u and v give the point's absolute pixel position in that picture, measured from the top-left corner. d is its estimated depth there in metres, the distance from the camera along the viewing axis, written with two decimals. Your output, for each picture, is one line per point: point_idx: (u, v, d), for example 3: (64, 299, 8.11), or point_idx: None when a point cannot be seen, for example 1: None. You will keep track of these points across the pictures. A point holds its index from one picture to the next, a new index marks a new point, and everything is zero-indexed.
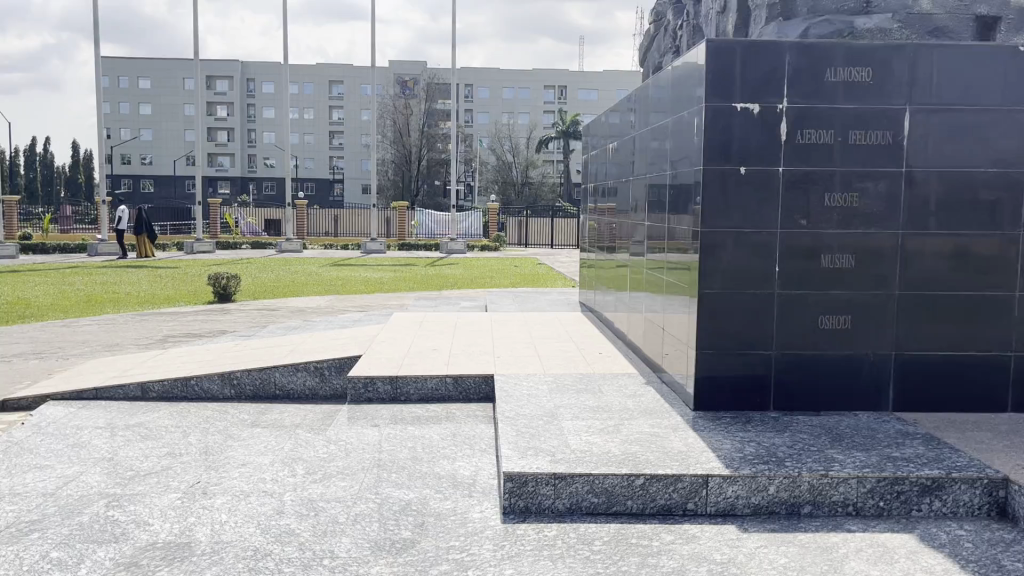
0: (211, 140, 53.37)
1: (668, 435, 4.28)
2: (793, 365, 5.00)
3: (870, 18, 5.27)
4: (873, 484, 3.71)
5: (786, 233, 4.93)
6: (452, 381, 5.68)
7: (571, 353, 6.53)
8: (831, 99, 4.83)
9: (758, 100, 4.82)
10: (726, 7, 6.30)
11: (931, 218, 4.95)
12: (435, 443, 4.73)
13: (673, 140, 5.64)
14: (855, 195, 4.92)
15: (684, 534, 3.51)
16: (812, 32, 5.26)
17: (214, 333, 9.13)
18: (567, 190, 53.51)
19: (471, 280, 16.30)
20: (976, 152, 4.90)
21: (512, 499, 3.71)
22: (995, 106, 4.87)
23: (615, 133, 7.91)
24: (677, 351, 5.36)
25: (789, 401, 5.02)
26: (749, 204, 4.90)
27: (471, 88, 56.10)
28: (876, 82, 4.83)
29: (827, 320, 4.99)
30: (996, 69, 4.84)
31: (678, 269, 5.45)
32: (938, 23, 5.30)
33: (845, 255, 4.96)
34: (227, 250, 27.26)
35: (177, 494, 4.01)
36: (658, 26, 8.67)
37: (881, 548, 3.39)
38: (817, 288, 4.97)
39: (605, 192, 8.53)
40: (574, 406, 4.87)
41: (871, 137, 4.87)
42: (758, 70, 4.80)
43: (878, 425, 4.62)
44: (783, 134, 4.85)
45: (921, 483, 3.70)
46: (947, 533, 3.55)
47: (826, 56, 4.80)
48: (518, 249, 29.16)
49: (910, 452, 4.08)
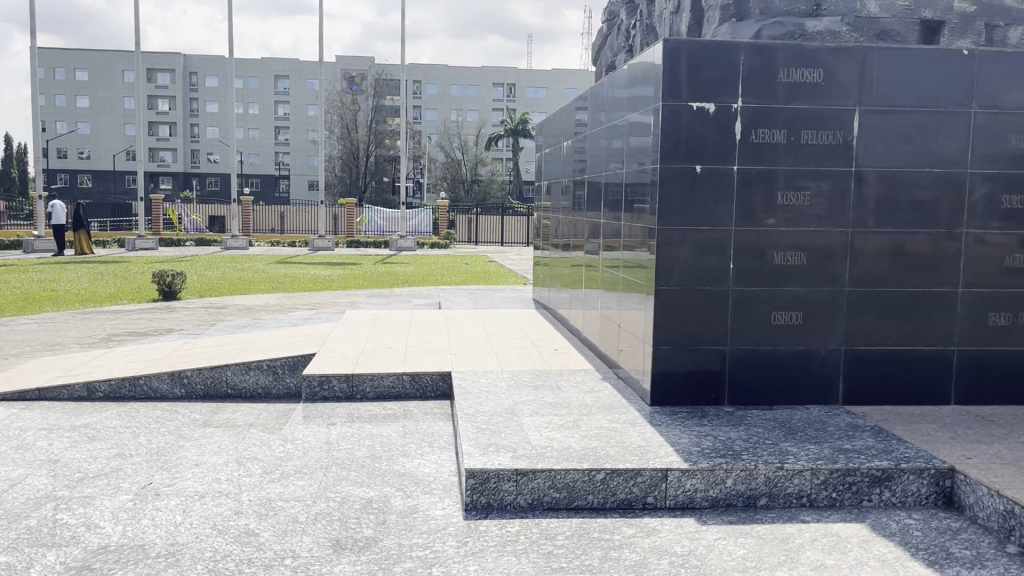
0: (152, 135, 52.09)
1: (627, 430, 4.33)
2: (747, 360, 5.09)
3: (820, 20, 5.40)
4: (826, 475, 3.80)
5: (739, 231, 5.01)
6: (409, 379, 5.65)
7: (527, 350, 6.54)
8: (783, 99, 4.93)
9: (713, 99, 4.89)
10: (679, 7, 6.39)
11: (880, 216, 5.08)
12: (393, 441, 4.70)
13: (628, 139, 5.69)
14: (805, 193, 5.02)
15: (645, 527, 3.55)
16: (765, 33, 5.36)
17: (160, 332, 8.92)
18: (516, 188, 53.55)
19: (422, 278, 16.23)
20: (922, 153, 5.05)
21: (474, 495, 3.69)
22: (939, 107, 5.02)
23: (568, 132, 7.96)
24: (634, 347, 5.42)
25: (743, 396, 5.12)
26: (704, 202, 4.97)
27: (420, 85, 55.82)
28: (826, 84, 4.95)
29: (778, 316, 5.09)
30: (940, 72, 5.00)
31: (634, 266, 5.50)
32: (885, 26, 5.44)
33: (795, 252, 5.06)
34: (170, 247, 26.63)
35: (129, 495, 3.91)
36: (611, 25, 8.75)
37: (835, 538, 3.47)
38: (769, 285, 5.06)
39: (559, 191, 8.58)
40: (533, 402, 4.88)
41: (822, 137, 4.99)
42: (713, 69, 4.87)
43: (829, 418, 4.74)
44: (736, 133, 4.94)
45: (872, 473, 3.81)
46: (898, 522, 3.66)
47: (778, 57, 4.90)
48: (468, 247, 29.10)
49: (860, 444, 4.19)
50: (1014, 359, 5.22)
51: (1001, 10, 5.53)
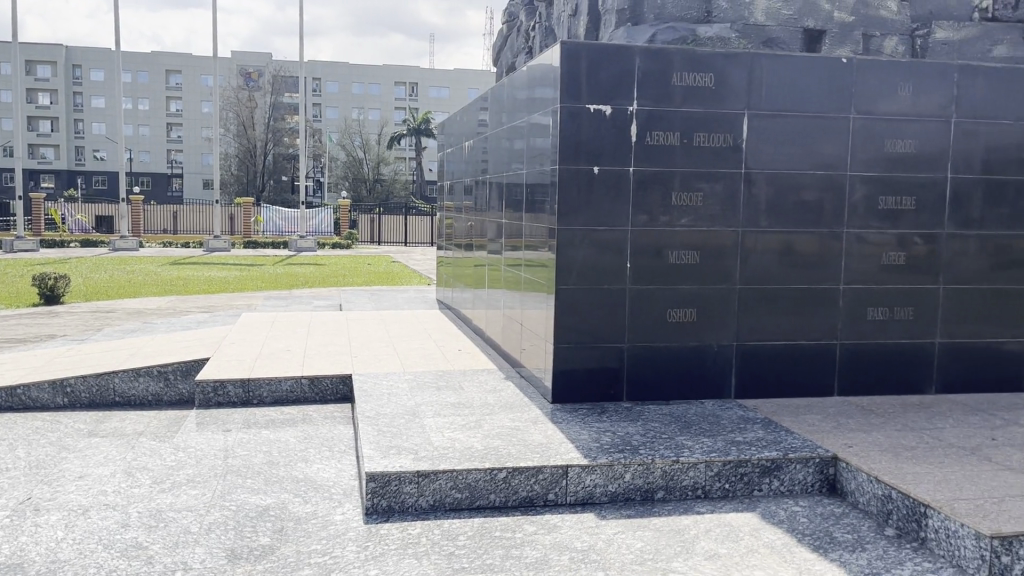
0: (32, 131, 49.36)
1: (529, 428, 4.36)
2: (644, 356, 5.21)
3: (710, 27, 5.57)
4: (719, 467, 3.93)
5: (634, 232, 5.12)
6: (307, 382, 5.54)
7: (430, 351, 6.52)
8: (676, 103, 5.07)
9: (609, 102, 4.99)
10: (577, 10, 6.48)
11: (767, 218, 5.29)
12: (290, 446, 4.60)
13: (528, 140, 5.74)
14: (698, 194, 5.18)
15: (545, 524, 3.59)
16: (658, 37, 5.49)
17: (40, 338, 8.45)
18: (420, 187, 53.16)
19: (323, 279, 15.95)
20: (805, 156, 5.29)
21: (374, 498, 3.65)
22: (822, 112, 5.27)
23: (470, 131, 7.97)
24: (535, 345, 5.48)
25: (640, 392, 5.24)
26: (601, 202, 5.06)
27: (320, 82, 54.76)
28: (716, 88, 5.11)
29: (673, 313, 5.23)
30: (822, 79, 5.25)
31: (535, 265, 5.54)
32: (770, 34, 5.67)
33: (689, 251, 5.21)
34: (51, 249, 25.27)
35: (7, 512, 3.69)
36: (510, 26, 8.80)
37: (727, 528, 3.59)
38: (664, 284, 5.20)
39: (461, 191, 8.57)
40: (434, 403, 4.87)
41: (712, 139, 5.15)
42: (608, 72, 4.96)
43: (721, 411, 4.90)
44: (631, 136, 5.04)
45: (761, 464, 3.96)
46: (785, 509, 3.82)
47: (669, 61, 5.04)
48: (371, 247, 28.77)
49: (751, 436, 4.35)
50: (892, 351, 5.54)
51: (878, 21, 5.84)
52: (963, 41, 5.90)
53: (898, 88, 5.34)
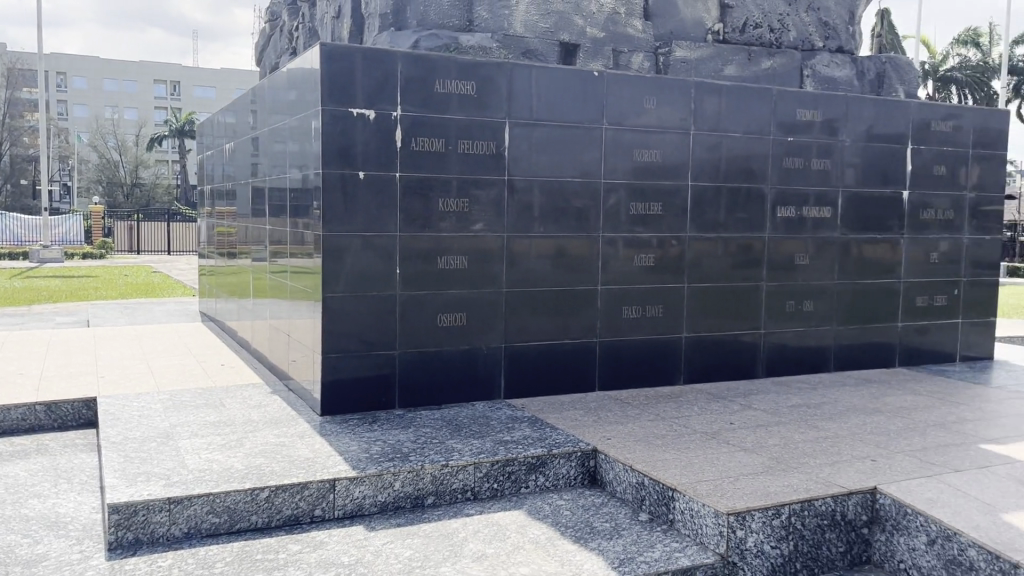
0: None
1: (294, 443, 4.20)
2: (416, 362, 5.20)
3: (472, 36, 5.67)
4: (487, 468, 4.00)
5: (403, 237, 5.10)
6: (45, 409, 4.99)
7: (190, 367, 6.11)
8: (440, 110, 5.12)
9: (372, 106, 4.93)
10: (340, 12, 6.37)
11: (532, 222, 5.48)
12: (21, 482, 4.10)
13: (291, 143, 5.54)
14: (466, 200, 5.25)
15: (311, 541, 3.46)
16: (422, 43, 5.51)
17: None
18: (185, 193, 50.01)
19: (72, 293, 14.52)
20: (564, 164, 5.54)
21: (120, 531, 3.34)
22: (578, 122, 5.56)
23: (231, 132, 7.57)
24: (303, 357, 5.29)
25: (411, 397, 5.22)
26: (368, 208, 4.99)
27: (66, 77, 49.86)
28: (478, 96, 5.22)
29: (443, 317, 5.26)
30: (577, 91, 5.53)
31: (300, 273, 5.36)
32: (529, 46, 5.87)
33: (457, 257, 5.27)
34: None
35: None
36: (272, 26, 8.49)
37: (494, 528, 3.66)
38: (434, 289, 5.22)
39: (223, 195, 8.14)
40: (191, 423, 4.55)
41: (477, 146, 5.25)
42: (371, 76, 4.91)
43: (491, 413, 5.00)
44: (397, 140, 5.02)
45: (527, 462, 4.09)
46: (550, 504, 3.97)
47: (432, 67, 5.07)
48: (129, 256, 26.62)
49: (519, 435, 4.48)
50: (645, 347, 5.97)
51: (626, 38, 6.25)
52: (699, 60, 6.47)
53: (644, 103, 5.76)
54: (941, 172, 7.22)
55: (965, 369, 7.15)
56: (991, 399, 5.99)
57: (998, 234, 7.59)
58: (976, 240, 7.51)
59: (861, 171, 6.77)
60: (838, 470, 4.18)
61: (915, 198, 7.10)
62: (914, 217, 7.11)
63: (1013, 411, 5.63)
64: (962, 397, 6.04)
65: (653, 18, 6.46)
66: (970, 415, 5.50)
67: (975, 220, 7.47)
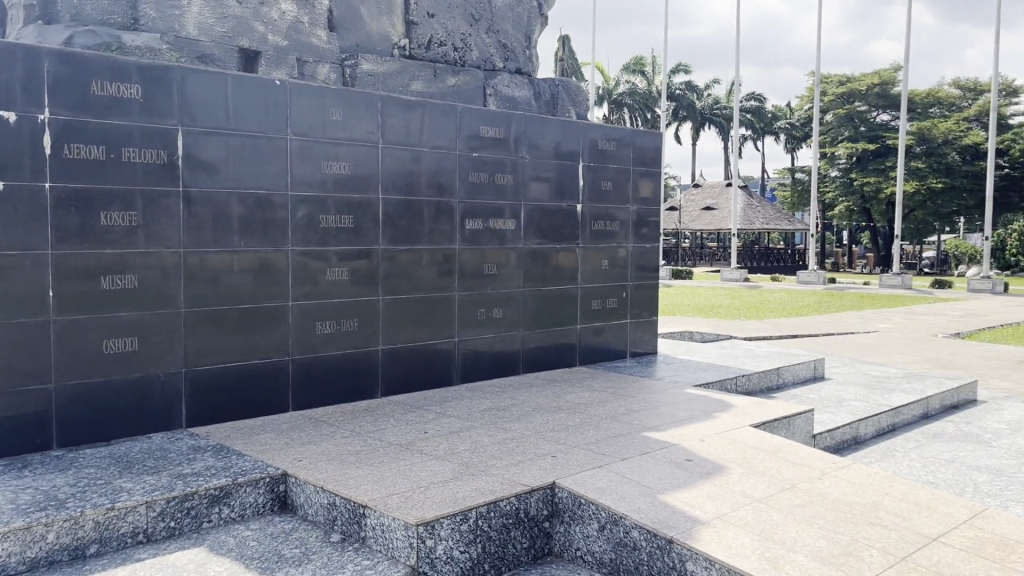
0: None
1: None
2: (79, 394, 4.65)
3: (137, 35, 5.21)
4: (161, 506, 3.68)
5: (58, 256, 4.53)
6: None
7: None
8: (100, 114, 4.64)
9: (11, 107, 4.33)
10: None
11: (212, 236, 5.16)
12: None
13: None
14: (134, 214, 4.81)
15: None
16: (76, 40, 4.96)
17: None
18: None
19: None
20: (246, 175, 5.28)
21: None
22: (260, 132, 5.33)
23: None
24: None
25: (75, 435, 4.65)
26: (11, 223, 4.37)
27: None
28: (145, 100, 4.80)
29: (110, 343, 4.76)
30: (258, 99, 5.31)
31: None
32: (204, 49, 5.53)
33: (127, 276, 4.81)
34: None
35: None
36: None
37: (169, 571, 3.36)
38: (98, 312, 4.70)
39: None
40: None
41: (145, 156, 4.82)
42: (10, 73, 4.31)
43: (170, 445, 4.61)
44: (46, 147, 4.45)
45: (209, 494, 3.83)
46: (234, 536, 3.74)
47: (88, 67, 4.58)
48: None
49: (200, 465, 4.18)
50: (340, 362, 5.88)
51: (310, 48, 6.12)
52: (386, 74, 6.53)
53: (331, 115, 5.68)
54: (609, 187, 7.97)
55: (635, 365, 7.94)
56: (655, 390, 6.73)
57: (657, 241, 8.56)
58: (641, 248, 8.39)
59: (542, 186, 7.26)
60: (522, 470, 4.46)
61: (588, 210, 7.77)
62: (588, 228, 7.78)
63: (673, 400, 6.37)
64: (631, 390, 6.72)
65: (337, 29, 6.39)
66: (638, 406, 6.13)
67: (639, 230, 8.35)
